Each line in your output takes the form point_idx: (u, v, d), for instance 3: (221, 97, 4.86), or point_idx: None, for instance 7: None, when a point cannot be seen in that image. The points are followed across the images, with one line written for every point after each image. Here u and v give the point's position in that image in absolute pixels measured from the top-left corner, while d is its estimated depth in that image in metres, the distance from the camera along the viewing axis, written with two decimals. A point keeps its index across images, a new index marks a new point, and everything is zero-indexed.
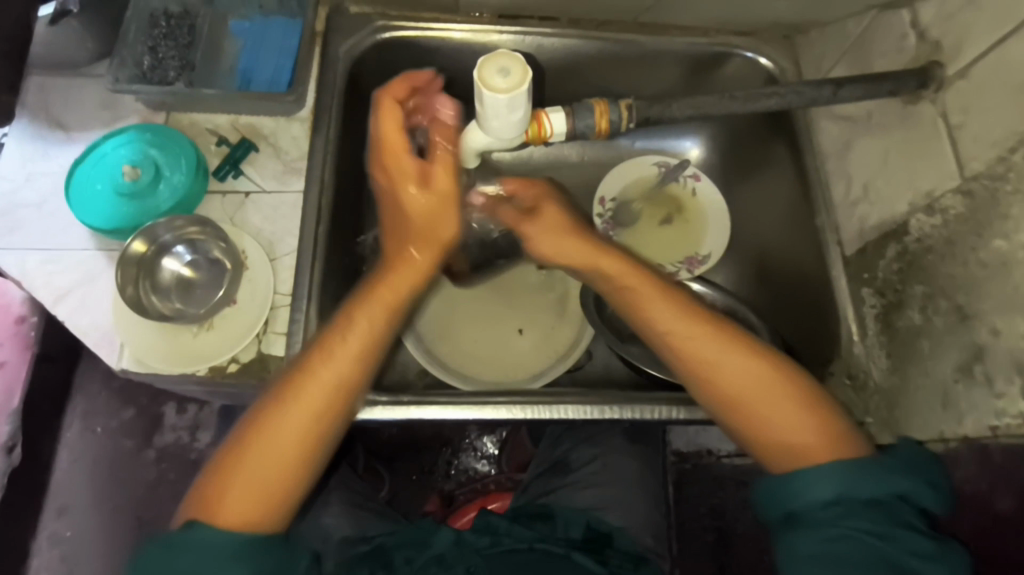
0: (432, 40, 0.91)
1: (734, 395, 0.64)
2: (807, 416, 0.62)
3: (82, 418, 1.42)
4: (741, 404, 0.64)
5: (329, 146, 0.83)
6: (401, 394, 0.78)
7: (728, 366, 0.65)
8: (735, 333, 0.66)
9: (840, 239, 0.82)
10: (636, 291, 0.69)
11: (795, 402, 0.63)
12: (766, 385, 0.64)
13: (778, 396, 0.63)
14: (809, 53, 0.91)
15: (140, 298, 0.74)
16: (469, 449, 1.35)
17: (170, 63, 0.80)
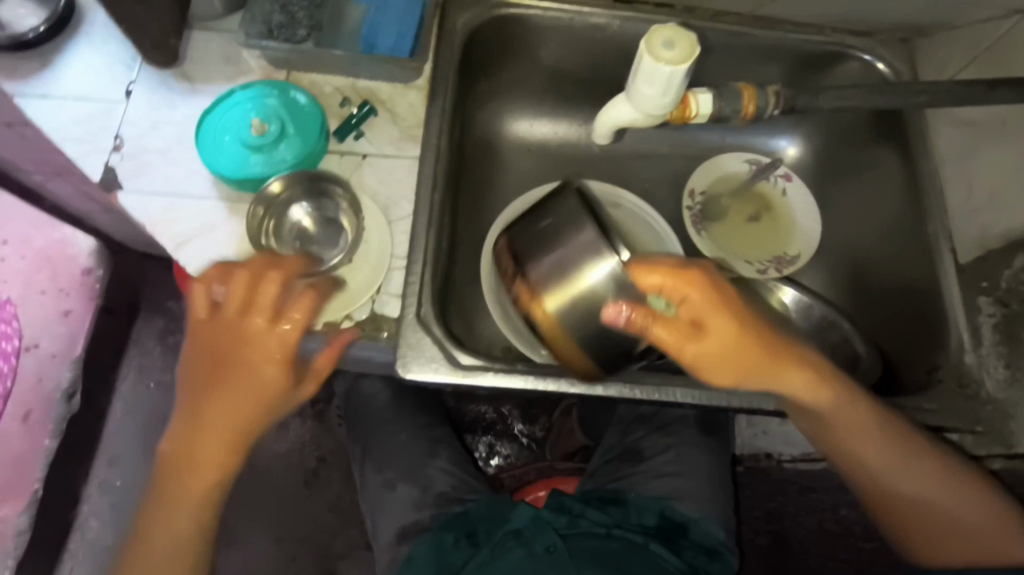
0: (546, 19, 0.91)
1: (904, 514, 0.73)
2: (986, 510, 0.71)
3: (136, 372, 1.46)
4: (917, 518, 0.72)
5: (446, 114, 0.83)
6: (512, 364, 0.76)
7: (887, 478, 0.71)
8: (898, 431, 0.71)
9: (953, 247, 0.83)
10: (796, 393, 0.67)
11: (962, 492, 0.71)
12: (941, 494, 0.71)
13: (955, 497, 0.71)
14: (928, 57, 0.90)
15: (263, 241, 0.75)
16: (508, 434, 1.39)
17: (300, 21, 0.81)
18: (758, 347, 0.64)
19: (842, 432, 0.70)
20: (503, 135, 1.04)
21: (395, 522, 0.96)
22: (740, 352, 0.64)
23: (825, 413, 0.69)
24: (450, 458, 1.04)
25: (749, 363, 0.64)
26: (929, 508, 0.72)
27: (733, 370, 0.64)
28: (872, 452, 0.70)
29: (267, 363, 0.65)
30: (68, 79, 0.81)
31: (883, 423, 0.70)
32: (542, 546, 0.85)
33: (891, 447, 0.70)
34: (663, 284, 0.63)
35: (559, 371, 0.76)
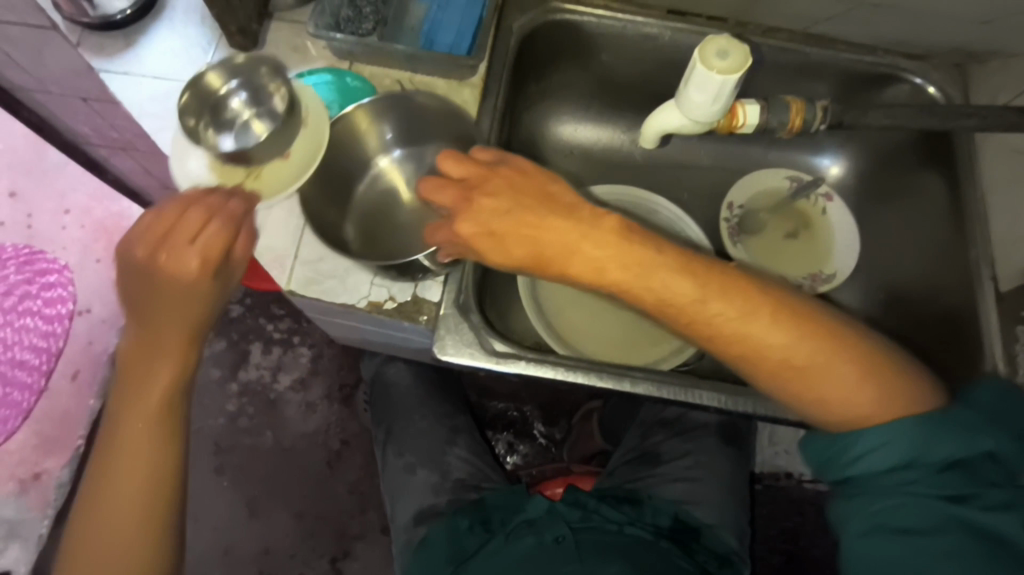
0: (601, 27, 0.94)
1: (789, 374, 0.61)
2: (839, 358, 0.60)
3: None
4: (797, 380, 0.61)
5: (496, 113, 0.88)
6: (545, 354, 0.78)
7: (761, 338, 0.61)
8: (752, 289, 0.62)
9: (994, 274, 0.82)
10: (584, 256, 0.62)
11: (837, 348, 0.60)
12: (822, 352, 0.60)
13: (823, 351, 0.60)
14: (982, 84, 0.90)
15: (197, 132, 0.73)
16: (529, 433, 1.42)
17: (367, 16, 0.85)
18: (526, 213, 0.63)
19: (662, 292, 0.62)
20: (548, 137, 1.07)
21: (412, 503, 0.99)
22: (525, 226, 0.62)
23: (654, 281, 0.62)
24: (467, 447, 1.06)
25: (519, 237, 0.63)
26: (814, 374, 0.60)
27: (513, 252, 0.63)
28: (696, 310, 0.61)
29: (181, 274, 0.59)
30: (149, 59, 0.87)
31: (727, 278, 0.62)
32: (551, 536, 0.87)
33: (744, 315, 0.61)
34: (449, 201, 0.64)
35: (588, 365, 0.78)
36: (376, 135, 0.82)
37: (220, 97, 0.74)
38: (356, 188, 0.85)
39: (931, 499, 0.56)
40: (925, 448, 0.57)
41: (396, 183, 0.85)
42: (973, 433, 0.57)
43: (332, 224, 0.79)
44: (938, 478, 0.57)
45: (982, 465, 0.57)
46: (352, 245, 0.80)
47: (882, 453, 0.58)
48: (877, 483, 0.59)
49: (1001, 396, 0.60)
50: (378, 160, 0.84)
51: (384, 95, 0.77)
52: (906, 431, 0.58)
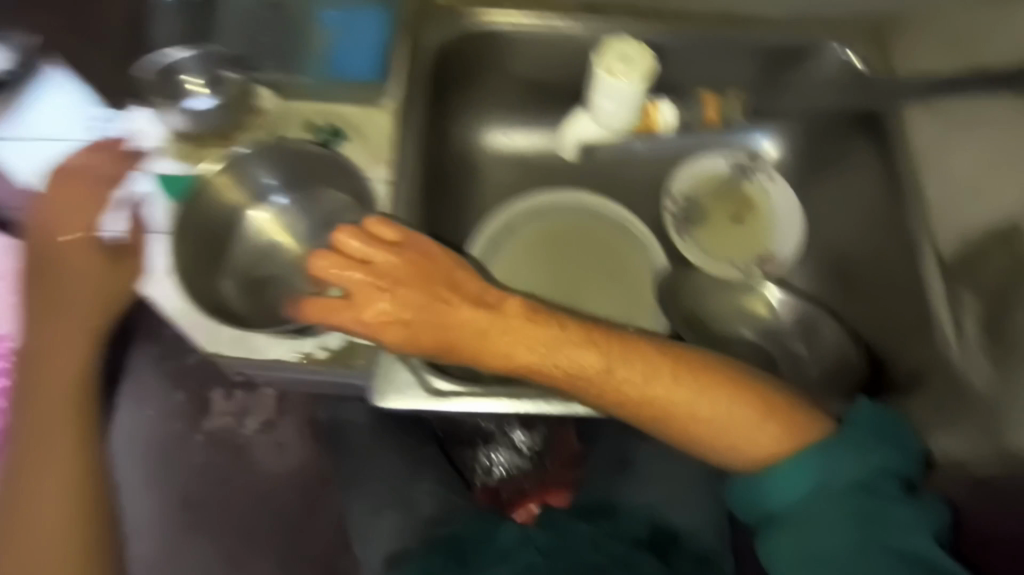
0: (516, 33, 0.90)
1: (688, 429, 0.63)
2: (738, 407, 0.62)
3: None
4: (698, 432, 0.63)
5: (415, 136, 0.83)
6: (491, 385, 0.75)
7: (657, 395, 0.63)
8: (647, 350, 0.65)
9: (935, 242, 0.80)
10: (489, 335, 0.65)
11: (734, 396, 0.63)
12: (717, 406, 0.62)
13: (720, 398, 0.63)
14: (902, 51, 0.88)
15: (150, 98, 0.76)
16: None
17: (262, 52, 0.79)
18: (433, 298, 0.65)
19: (565, 362, 0.65)
20: (477, 149, 1.02)
21: (382, 547, 0.96)
22: (431, 316, 0.65)
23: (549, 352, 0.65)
24: (434, 479, 1.03)
25: (427, 324, 0.64)
26: (715, 422, 0.62)
27: (424, 339, 0.65)
28: (596, 372, 0.64)
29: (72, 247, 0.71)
30: (36, 120, 0.78)
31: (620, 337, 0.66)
32: (524, 562, 0.84)
33: (640, 371, 0.64)
34: (344, 281, 0.64)
35: (535, 391, 0.74)
36: (244, 184, 0.75)
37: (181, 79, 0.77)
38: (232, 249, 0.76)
39: (843, 525, 0.58)
40: (822, 473, 0.60)
41: (277, 236, 0.77)
42: (857, 452, 0.61)
43: (213, 291, 0.73)
44: (846, 504, 0.59)
45: (881, 484, 0.60)
46: (242, 310, 0.73)
47: (787, 486, 0.61)
48: (797, 517, 0.60)
49: (875, 413, 0.64)
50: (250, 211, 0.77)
51: (255, 145, 0.73)
52: (795, 463, 0.60)
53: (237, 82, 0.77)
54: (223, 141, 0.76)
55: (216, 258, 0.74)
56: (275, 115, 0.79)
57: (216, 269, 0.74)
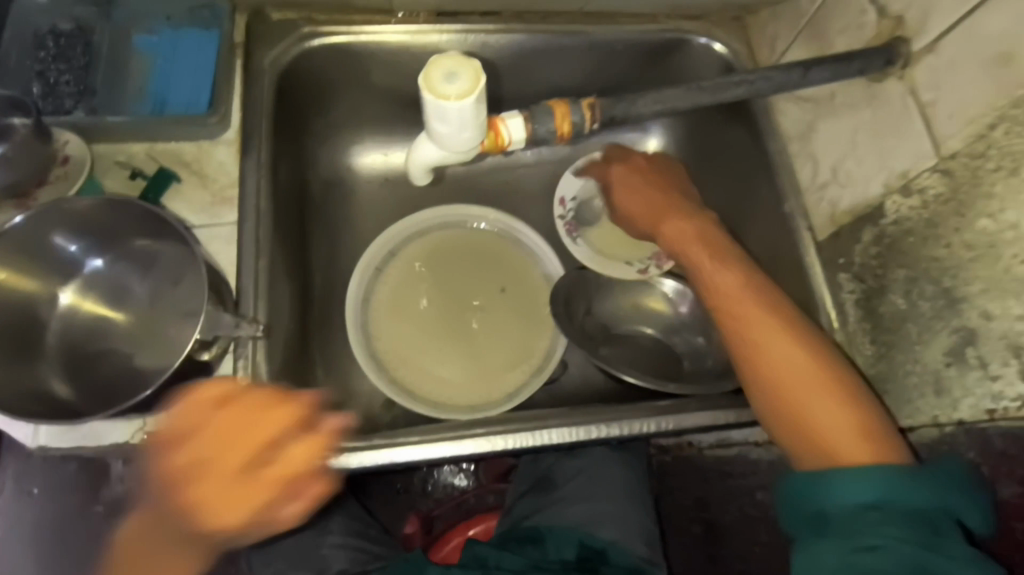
0: (365, 45, 0.82)
1: (775, 378, 0.63)
2: (798, 369, 0.62)
3: None
4: (788, 397, 0.62)
5: (264, 168, 0.73)
6: (369, 439, 0.70)
7: (775, 357, 0.64)
8: (783, 307, 0.67)
9: (810, 224, 0.78)
10: (206, 512, 0.53)
11: (826, 383, 0.61)
12: (817, 385, 0.61)
13: (835, 385, 0.61)
14: (761, 35, 0.87)
15: None
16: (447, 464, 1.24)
17: (64, 88, 0.71)
18: (207, 457, 0.54)
19: (245, 526, 0.54)
20: (350, 172, 0.94)
21: None
22: (239, 489, 0.54)
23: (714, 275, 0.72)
24: (343, 530, 0.94)
25: (217, 492, 0.54)
26: (802, 392, 0.61)
27: (222, 514, 0.53)
28: (260, 497, 0.54)
29: None
30: None
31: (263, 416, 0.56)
32: None
33: (794, 348, 0.63)
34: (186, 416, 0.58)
35: (426, 435, 0.70)
36: (42, 256, 0.63)
37: None
38: (47, 333, 0.64)
39: (878, 547, 0.51)
40: (887, 492, 0.53)
41: (100, 309, 0.66)
42: (945, 487, 0.54)
43: (37, 385, 0.60)
44: (890, 526, 0.51)
45: (943, 524, 0.53)
46: (74, 401, 0.61)
47: (849, 492, 0.54)
48: (842, 521, 0.53)
49: (962, 466, 0.56)
50: (58, 295, 0.65)
51: (36, 211, 0.59)
52: (895, 482, 0.53)
53: (23, 126, 0.63)
54: (20, 199, 0.65)
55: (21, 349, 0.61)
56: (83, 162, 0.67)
57: (31, 361, 0.61)
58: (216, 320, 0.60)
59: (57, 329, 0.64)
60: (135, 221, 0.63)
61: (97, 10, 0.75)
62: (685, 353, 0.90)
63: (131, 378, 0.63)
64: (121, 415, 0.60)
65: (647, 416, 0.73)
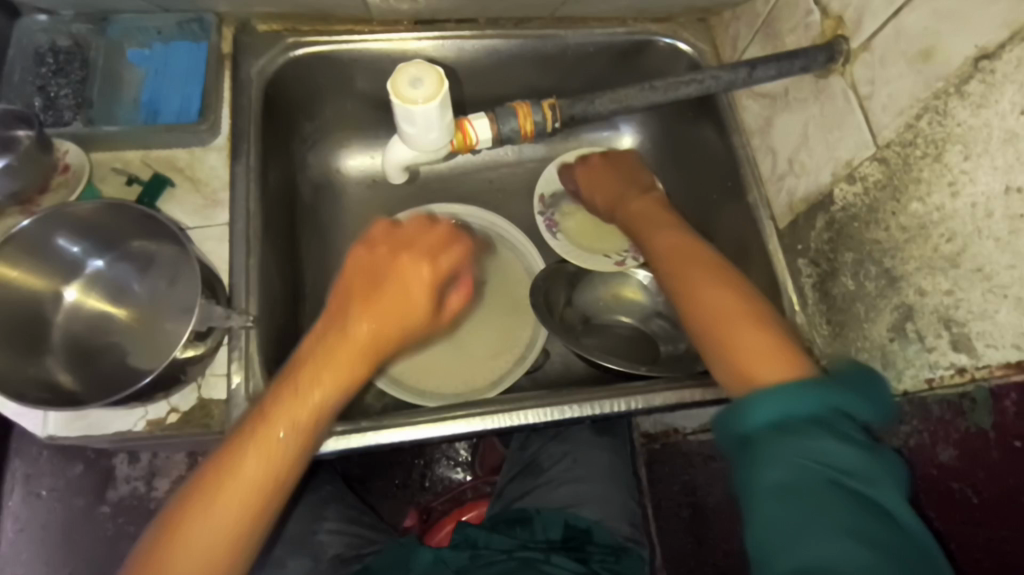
0: (346, 53, 0.86)
1: (698, 309, 0.65)
2: (722, 300, 0.65)
3: (24, 483, 1.20)
4: (710, 326, 0.63)
5: (252, 172, 0.77)
6: (357, 422, 0.75)
7: (698, 289, 0.67)
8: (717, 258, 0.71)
9: (772, 213, 0.83)
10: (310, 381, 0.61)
11: (748, 315, 0.63)
12: (734, 309, 0.63)
13: (756, 318, 0.62)
14: (725, 35, 0.91)
15: None
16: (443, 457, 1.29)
17: (64, 101, 0.76)
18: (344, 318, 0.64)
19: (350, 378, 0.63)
20: (338, 174, 0.98)
21: None
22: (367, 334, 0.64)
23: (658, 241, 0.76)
24: (337, 517, 0.99)
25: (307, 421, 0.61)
26: (720, 314, 0.64)
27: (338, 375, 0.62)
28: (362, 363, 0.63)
29: None
30: None
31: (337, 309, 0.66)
32: None
33: (719, 287, 0.66)
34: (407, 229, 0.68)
35: (411, 418, 0.75)
36: (47, 258, 0.68)
37: None
38: (53, 329, 0.68)
39: (807, 458, 0.46)
40: (802, 402, 0.49)
41: (104, 305, 0.71)
42: (843, 388, 0.51)
43: (42, 375, 0.64)
44: (818, 437, 0.47)
45: (847, 424, 0.49)
46: (77, 389, 0.65)
47: (773, 410, 0.49)
48: (775, 443, 0.48)
49: (860, 370, 0.54)
50: (64, 292, 0.70)
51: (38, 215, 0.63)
52: (816, 394, 0.50)
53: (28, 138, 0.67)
54: (24, 205, 0.69)
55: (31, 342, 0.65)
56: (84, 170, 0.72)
57: (39, 355, 0.66)
58: (208, 313, 0.65)
59: (64, 324, 0.69)
60: (128, 222, 0.67)
61: (91, 26, 0.79)
62: (660, 338, 0.94)
63: (132, 369, 0.68)
64: (125, 403, 0.65)
65: (619, 395, 0.78)
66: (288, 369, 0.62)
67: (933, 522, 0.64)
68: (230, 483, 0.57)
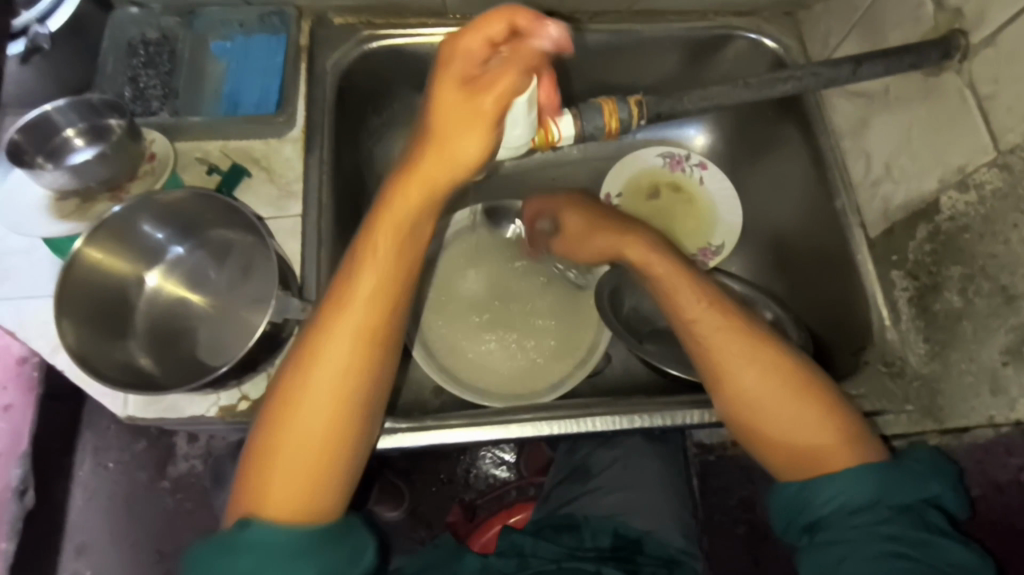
0: (420, 47, 0.85)
1: (753, 403, 0.64)
2: (768, 384, 0.64)
3: (94, 454, 1.26)
4: (769, 419, 0.63)
5: (325, 164, 0.78)
6: (421, 419, 0.73)
7: (744, 372, 0.64)
8: (744, 325, 0.67)
9: (863, 221, 0.77)
10: (316, 360, 0.58)
11: (800, 397, 0.63)
12: (790, 397, 0.63)
13: (802, 399, 0.63)
14: (814, 30, 0.86)
15: (21, 150, 0.70)
16: (486, 456, 1.28)
17: (152, 92, 0.78)
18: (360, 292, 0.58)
19: (351, 367, 0.58)
20: None
21: None
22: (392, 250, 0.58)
23: (685, 310, 0.68)
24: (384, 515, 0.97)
25: (337, 387, 0.58)
26: (773, 406, 0.63)
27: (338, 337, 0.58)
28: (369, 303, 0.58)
29: None
30: None
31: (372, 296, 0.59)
32: None
33: (765, 368, 0.64)
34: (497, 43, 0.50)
35: (473, 418, 0.73)
36: (133, 244, 0.69)
37: (52, 125, 0.70)
38: (137, 312, 0.70)
39: (889, 542, 0.54)
40: (883, 491, 0.57)
41: (181, 291, 0.72)
42: (924, 476, 0.58)
43: (125, 358, 0.66)
44: (891, 523, 0.56)
45: (929, 513, 0.57)
46: (157, 372, 0.67)
47: (848, 494, 0.57)
48: (848, 524, 0.57)
49: (935, 454, 0.61)
50: (145, 277, 0.72)
51: (129, 201, 0.65)
52: (886, 475, 0.58)
53: (120, 127, 0.69)
54: (114, 191, 0.70)
55: (114, 327, 0.67)
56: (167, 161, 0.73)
57: (122, 339, 0.67)
58: (285, 304, 0.65)
59: (146, 310, 0.71)
60: (212, 211, 0.69)
61: (179, 20, 0.81)
62: None
63: (207, 357, 0.69)
64: (201, 389, 0.65)
65: (691, 405, 0.75)
66: (367, 232, 0.58)
67: None
68: (293, 424, 0.57)
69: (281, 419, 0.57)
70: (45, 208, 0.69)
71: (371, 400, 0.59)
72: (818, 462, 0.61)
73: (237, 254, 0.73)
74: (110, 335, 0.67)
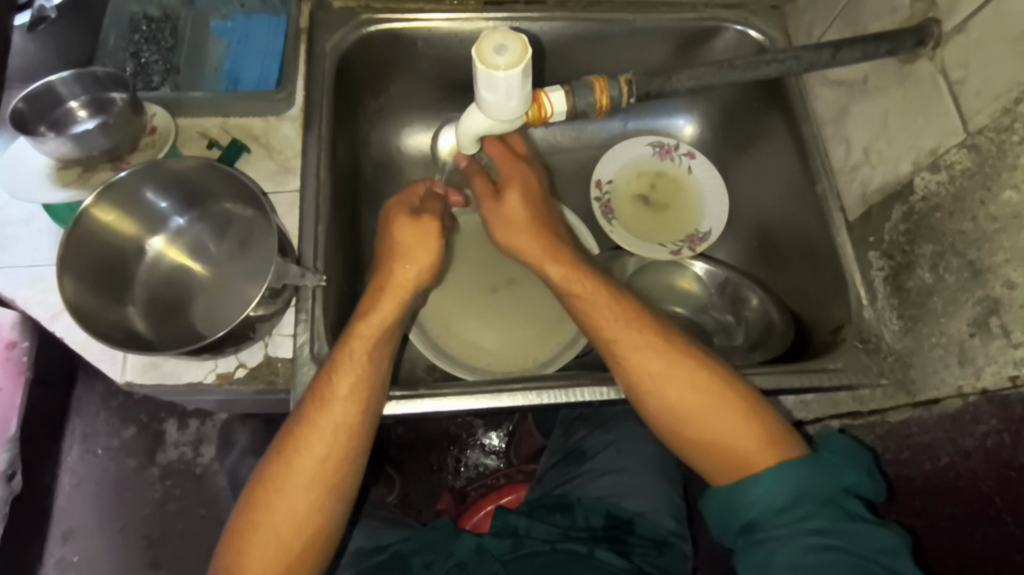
0: (418, 31, 0.87)
1: (683, 416, 0.65)
2: (690, 396, 0.65)
3: (82, 441, 1.26)
4: (695, 428, 0.65)
5: (323, 143, 0.79)
6: (416, 388, 0.75)
7: (670, 385, 0.66)
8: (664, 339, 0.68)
9: (842, 206, 0.80)
10: (279, 497, 0.62)
11: (723, 407, 0.65)
12: (715, 406, 0.65)
13: (724, 410, 0.64)
14: (799, 22, 0.89)
15: (25, 121, 0.71)
16: (477, 445, 1.30)
17: (154, 67, 0.80)
18: (330, 460, 0.64)
19: (315, 428, 0.64)
20: (399, 153, 0.98)
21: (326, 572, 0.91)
22: (365, 324, 0.68)
23: (610, 328, 0.69)
24: None
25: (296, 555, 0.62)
26: (699, 419, 0.65)
27: (308, 460, 0.63)
28: (334, 460, 0.64)
29: None
30: None
31: (335, 489, 0.64)
32: None
33: (688, 379, 0.66)
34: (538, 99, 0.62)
35: (464, 388, 0.75)
36: (137, 212, 0.71)
37: (57, 97, 0.72)
38: (137, 278, 0.72)
39: (814, 541, 0.55)
40: (803, 484, 0.58)
41: (182, 259, 0.74)
42: (841, 466, 0.60)
43: (123, 320, 0.68)
44: (814, 516, 0.57)
45: (852, 502, 0.59)
46: (154, 337, 0.68)
47: (771, 494, 0.59)
48: (776, 525, 0.58)
49: (851, 443, 0.62)
50: (147, 244, 0.73)
51: (134, 168, 0.66)
52: (806, 471, 0.59)
53: (122, 100, 0.70)
54: (115, 162, 0.72)
55: (112, 291, 0.69)
56: (164, 136, 0.74)
57: (121, 302, 0.69)
58: (284, 270, 0.67)
59: (145, 276, 0.72)
60: (217, 179, 0.71)
61: None
62: (714, 330, 0.92)
63: (204, 325, 0.71)
64: (198, 354, 0.67)
65: None
66: (352, 330, 0.68)
67: (1010, 528, 0.58)
68: (267, 507, 0.62)
69: (261, 501, 0.63)
70: (47, 175, 0.70)
71: (342, 492, 0.65)
72: (745, 467, 0.62)
73: (239, 224, 0.75)
74: (109, 299, 0.68)
